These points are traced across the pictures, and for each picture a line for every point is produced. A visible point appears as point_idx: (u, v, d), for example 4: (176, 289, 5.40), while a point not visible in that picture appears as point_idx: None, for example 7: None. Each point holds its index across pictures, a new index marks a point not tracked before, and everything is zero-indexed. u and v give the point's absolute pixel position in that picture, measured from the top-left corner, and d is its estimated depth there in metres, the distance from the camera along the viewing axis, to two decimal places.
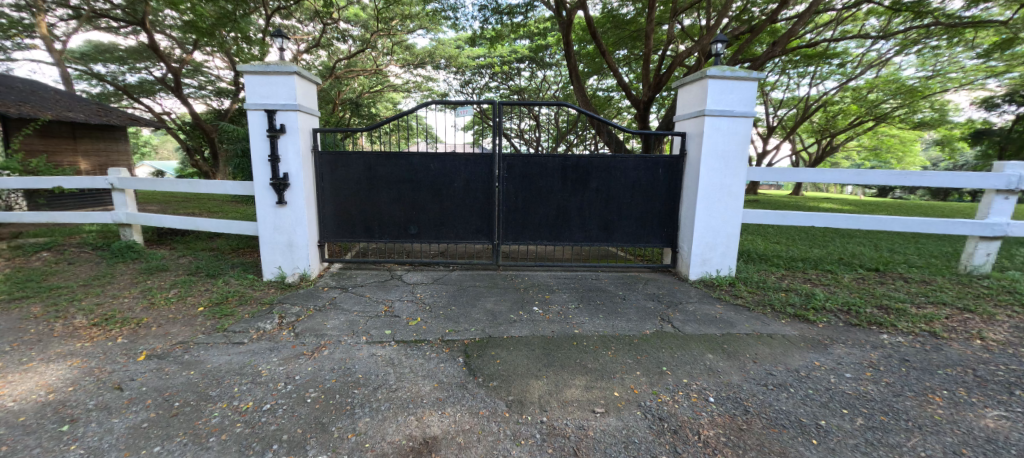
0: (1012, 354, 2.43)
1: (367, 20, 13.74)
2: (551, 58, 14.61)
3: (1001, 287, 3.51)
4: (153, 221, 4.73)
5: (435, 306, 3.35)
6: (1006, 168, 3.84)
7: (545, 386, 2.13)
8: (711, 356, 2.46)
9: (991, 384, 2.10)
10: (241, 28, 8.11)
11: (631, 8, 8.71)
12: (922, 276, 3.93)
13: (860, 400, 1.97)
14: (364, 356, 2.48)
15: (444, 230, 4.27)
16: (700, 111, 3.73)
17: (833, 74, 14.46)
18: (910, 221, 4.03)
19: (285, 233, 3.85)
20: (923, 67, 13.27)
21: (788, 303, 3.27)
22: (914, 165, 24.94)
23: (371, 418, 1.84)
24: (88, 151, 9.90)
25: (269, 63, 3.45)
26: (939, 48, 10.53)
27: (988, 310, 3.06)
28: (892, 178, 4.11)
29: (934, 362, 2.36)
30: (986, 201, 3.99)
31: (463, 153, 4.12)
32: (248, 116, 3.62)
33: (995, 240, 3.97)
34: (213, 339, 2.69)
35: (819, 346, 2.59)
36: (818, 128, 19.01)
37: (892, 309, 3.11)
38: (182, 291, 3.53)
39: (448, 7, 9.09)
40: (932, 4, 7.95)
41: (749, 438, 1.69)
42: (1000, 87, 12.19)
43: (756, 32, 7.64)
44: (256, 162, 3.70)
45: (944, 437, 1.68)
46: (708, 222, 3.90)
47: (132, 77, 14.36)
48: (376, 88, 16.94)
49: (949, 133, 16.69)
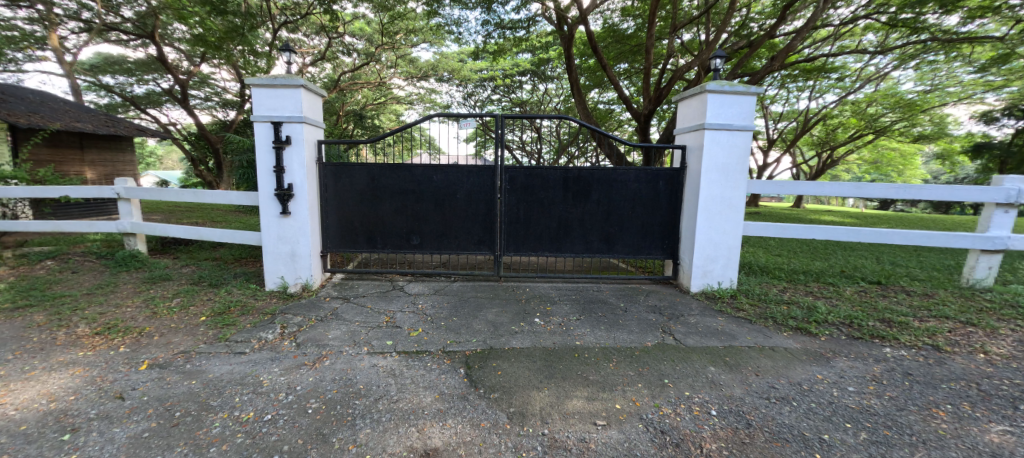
0: (1014, 368, 2.42)
1: (372, 34, 13.94)
2: (552, 71, 14.89)
3: (1004, 301, 3.51)
4: (158, 230, 4.75)
5: (436, 316, 3.36)
6: (1005, 181, 3.84)
7: (547, 398, 2.12)
8: (713, 368, 2.46)
9: (994, 399, 2.09)
10: (248, 43, 8.21)
11: (632, 23, 8.91)
12: (924, 289, 3.92)
13: (863, 414, 1.96)
14: (366, 366, 2.48)
15: (446, 240, 4.29)
16: (700, 124, 3.78)
17: (832, 87, 14.61)
18: (911, 233, 4.01)
19: (288, 243, 3.88)
20: (921, 82, 13.39)
21: (789, 316, 3.26)
22: (917, 178, 24.95)
23: (372, 429, 1.83)
24: (95, 161, 10.02)
25: (277, 77, 3.53)
26: (937, 62, 10.63)
27: (991, 324, 3.05)
28: (890, 192, 4.14)
29: (937, 376, 2.35)
30: (986, 214, 3.99)
31: (465, 165, 4.16)
32: (255, 128, 3.69)
33: (997, 253, 3.97)
34: (214, 349, 2.70)
35: (821, 359, 2.58)
36: (818, 141, 19.11)
37: (895, 322, 3.10)
38: (184, 301, 3.54)
39: (451, 21, 9.24)
40: (928, 21, 8.08)
41: (751, 452, 1.68)
42: (999, 101, 12.20)
43: (755, 46, 7.70)
44: (262, 173, 3.75)
45: (948, 452, 1.67)
46: (708, 234, 3.92)
47: (140, 88, 14.55)
48: (379, 99, 17.09)
49: (949, 146, 16.76)
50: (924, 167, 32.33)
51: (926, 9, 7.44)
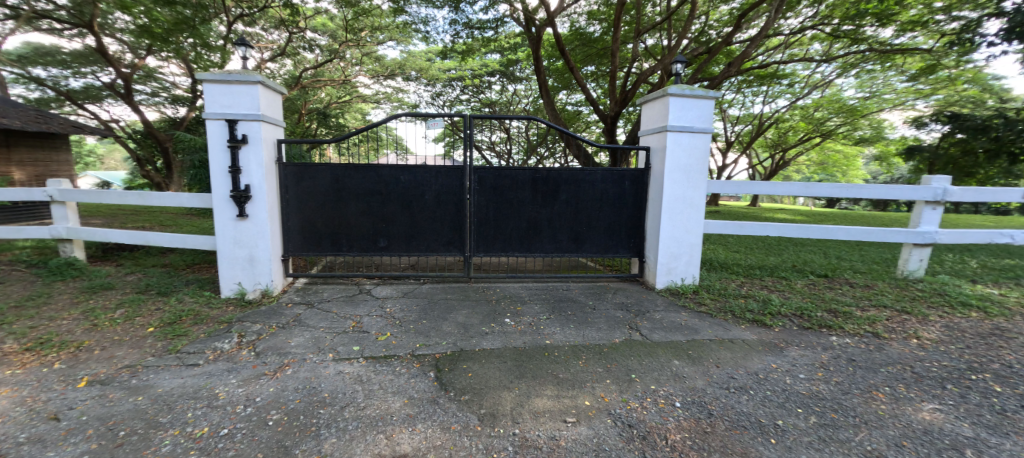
0: (942, 351, 2.66)
1: (336, 30, 13.45)
2: (521, 72, 15.00)
3: (933, 290, 3.85)
4: (98, 235, 4.39)
5: (405, 320, 3.29)
6: (932, 181, 4.22)
7: (517, 398, 2.13)
8: (677, 362, 2.55)
9: (926, 380, 2.29)
10: (200, 36, 7.75)
11: (597, 27, 9.13)
12: (865, 281, 4.24)
13: (812, 399, 2.10)
14: (331, 374, 2.39)
15: (414, 242, 4.22)
16: (662, 127, 3.92)
17: (784, 93, 15.54)
18: (853, 229, 4.32)
19: (246, 247, 3.69)
20: (861, 89, 14.48)
21: (747, 309, 3.44)
22: (858, 178, 26.94)
23: (337, 438, 1.77)
24: (23, 160, 9.11)
25: (231, 72, 3.35)
26: (874, 71, 11.52)
27: (922, 311, 3.34)
28: (835, 191, 4.44)
29: (877, 361, 2.55)
30: (918, 211, 4.36)
31: (434, 165, 4.11)
32: (206, 125, 3.46)
33: (926, 247, 4.34)
34: (164, 362, 2.52)
35: (775, 349, 2.74)
36: (772, 143, 20.29)
37: (840, 312, 3.33)
38: (130, 312, 3.28)
39: (418, 20, 9.09)
40: (866, 33, 8.75)
41: (713, 440, 1.76)
42: (928, 107, 13.38)
43: (713, 52, 8.04)
44: (215, 173, 3.54)
45: (887, 431, 1.81)
46: (672, 232, 4.06)
47: (77, 82, 13.37)
48: (344, 98, 16.58)
49: (886, 149, 18.23)
50: (866, 168, 34.80)
51: (865, 22, 8.08)
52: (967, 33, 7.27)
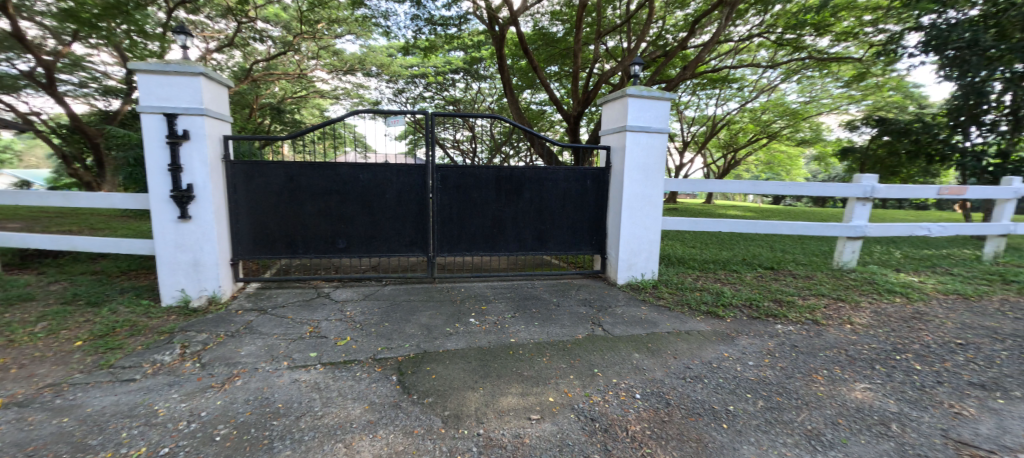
0: (871, 335, 2.92)
1: (290, 21, 12.72)
2: (485, 70, 14.97)
3: (863, 279, 4.21)
4: (13, 241, 3.93)
5: (366, 323, 3.19)
6: (862, 179, 4.61)
7: (481, 398, 2.12)
8: (637, 355, 2.63)
9: (858, 362, 2.50)
10: (135, 22, 7.11)
11: (560, 27, 9.26)
12: (806, 272, 4.57)
13: (760, 384, 2.23)
14: (286, 383, 2.28)
15: (375, 243, 4.09)
16: (622, 127, 4.03)
17: (734, 97, 16.45)
18: (795, 224, 4.64)
19: (189, 251, 3.44)
20: (802, 94, 15.48)
21: (702, 301, 3.61)
22: (800, 177, 29.00)
23: (292, 450, 1.69)
24: None
25: (169, 62, 3.10)
26: (814, 77, 12.42)
27: (855, 298, 3.65)
28: (779, 188, 4.75)
29: (816, 346, 2.75)
30: (850, 207, 4.75)
31: (395, 163, 4.01)
32: (141, 119, 3.19)
33: (857, 240, 4.74)
34: (94, 379, 2.29)
35: (727, 339, 2.89)
36: (724, 143, 21.44)
37: (784, 301, 3.58)
38: (53, 325, 2.96)
39: (378, 14, 8.82)
40: (806, 41, 9.40)
41: (670, 429, 1.83)
42: (859, 112, 14.62)
43: (670, 56, 8.34)
44: (152, 172, 3.26)
45: (825, 411, 1.96)
46: (632, 229, 4.19)
47: None
48: (300, 93, 15.81)
49: (824, 150, 19.76)
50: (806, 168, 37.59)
51: (804, 31, 8.71)
52: (891, 45, 7.99)
